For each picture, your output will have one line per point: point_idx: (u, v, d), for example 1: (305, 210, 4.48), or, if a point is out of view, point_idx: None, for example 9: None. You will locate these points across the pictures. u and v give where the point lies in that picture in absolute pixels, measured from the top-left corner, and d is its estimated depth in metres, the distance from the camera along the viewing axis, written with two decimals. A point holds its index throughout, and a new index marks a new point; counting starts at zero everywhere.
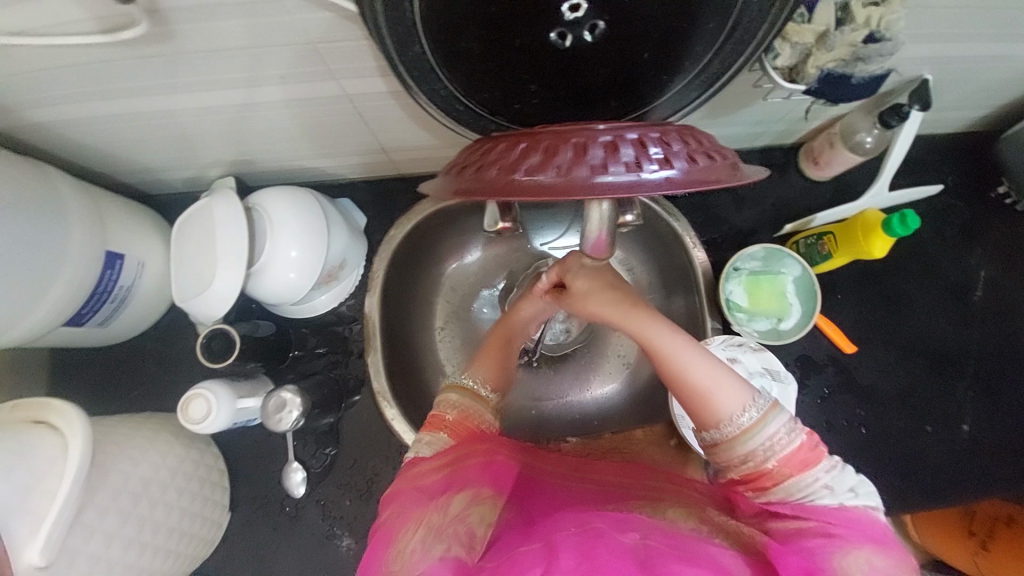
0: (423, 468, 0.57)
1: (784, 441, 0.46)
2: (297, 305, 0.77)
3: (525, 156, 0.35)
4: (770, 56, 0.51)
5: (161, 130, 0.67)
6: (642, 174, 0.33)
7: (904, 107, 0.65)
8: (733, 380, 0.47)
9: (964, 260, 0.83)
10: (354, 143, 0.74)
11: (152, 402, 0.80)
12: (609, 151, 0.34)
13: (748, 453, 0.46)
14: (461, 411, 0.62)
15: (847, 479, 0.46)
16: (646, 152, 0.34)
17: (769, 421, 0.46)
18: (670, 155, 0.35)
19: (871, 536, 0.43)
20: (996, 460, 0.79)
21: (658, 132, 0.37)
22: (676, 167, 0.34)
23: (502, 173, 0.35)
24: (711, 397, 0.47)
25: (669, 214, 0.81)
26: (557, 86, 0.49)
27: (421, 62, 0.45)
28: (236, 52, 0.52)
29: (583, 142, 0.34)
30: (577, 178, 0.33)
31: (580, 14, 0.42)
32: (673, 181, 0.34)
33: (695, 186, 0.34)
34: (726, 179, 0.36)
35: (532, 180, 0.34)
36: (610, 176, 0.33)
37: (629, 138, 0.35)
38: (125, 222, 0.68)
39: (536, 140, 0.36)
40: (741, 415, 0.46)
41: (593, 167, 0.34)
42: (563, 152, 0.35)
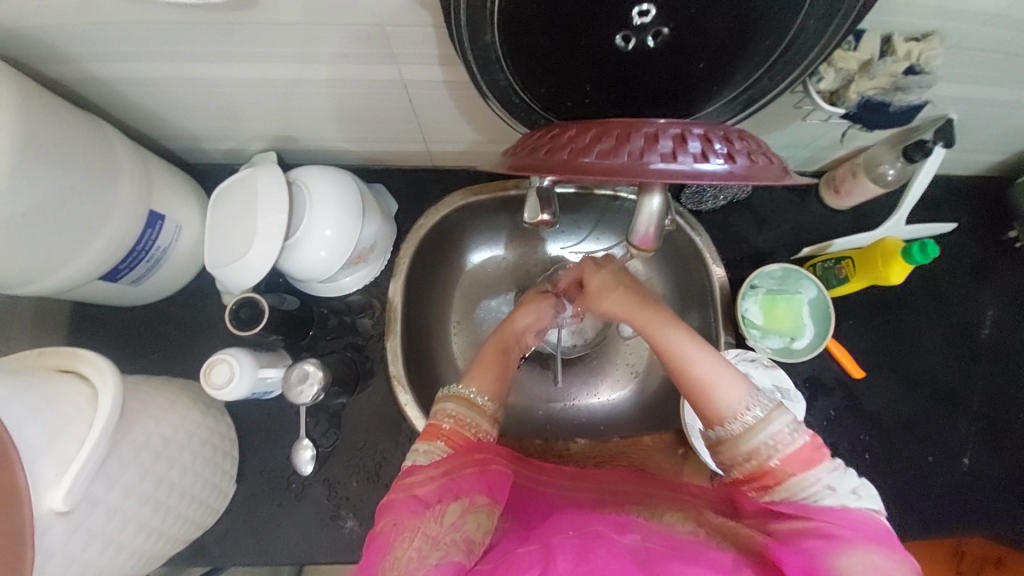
0: (419, 475, 0.59)
1: (788, 441, 0.49)
2: (323, 283, 0.78)
3: (598, 142, 0.40)
4: (815, 80, 0.53)
5: (215, 98, 0.68)
6: (705, 165, 0.38)
7: (929, 143, 0.67)
8: (736, 381, 0.53)
9: (973, 298, 0.86)
10: (397, 130, 0.76)
11: (169, 366, 0.80)
12: (677, 143, 0.39)
13: (752, 450, 0.50)
14: (456, 420, 0.64)
15: (847, 482, 0.48)
16: (711, 147, 0.39)
17: (773, 420, 0.50)
18: (732, 151, 0.39)
19: (871, 536, 0.44)
20: (995, 495, 0.81)
21: (720, 132, 0.41)
22: (736, 163, 0.39)
23: (574, 155, 0.40)
24: (713, 393, 0.53)
25: (691, 227, 0.84)
26: (612, 88, 0.51)
27: (488, 52, 0.48)
28: (308, 27, 0.54)
29: (654, 133, 0.39)
30: (647, 162, 0.38)
31: (648, 20, 0.44)
32: (731, 175, 0.38)
33: (752, 180, 0.38)
34: (782, 177, 0.39)
35: (604, 162, 0.38)
36: (675, 165, 0.37)
37: (695, 133, 0.39)
38: (168, 184, 0.70)
39: (604, 129, 0.41)
40: (743, 412, 0.51)
41: (662, 155, 0.38)
42: (634, 140, 0.39)
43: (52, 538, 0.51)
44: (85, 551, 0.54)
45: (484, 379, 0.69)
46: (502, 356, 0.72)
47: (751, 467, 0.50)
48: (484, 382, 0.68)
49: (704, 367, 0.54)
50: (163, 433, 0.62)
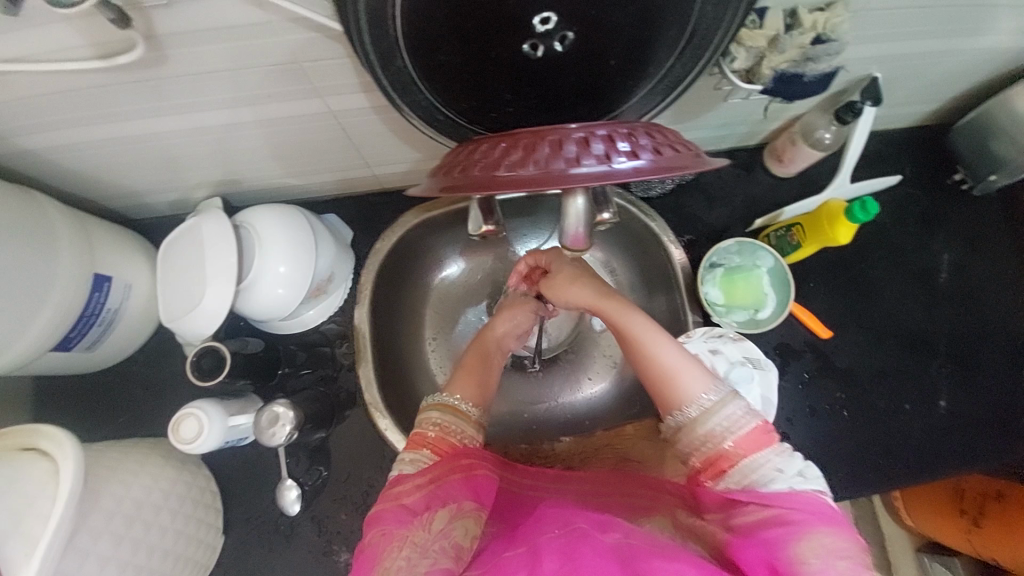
0: (406, 485, 0.58)
1: (740, 424, 0.52)
2: (286, 320, 0.78)
3: (507, 154, 0.41)
4: (728, 60, 0.54)
5: (148, 154, 0.68)
6: (611, 165, 0.39)
7: (857, 104, 0.69)
8: (696, 369, 0.57)
9: (926, 245, 0.88)
10: (338, 159, 0.76)
11: (140, 427, 0.79)
12: (581, 147, 0.40)
13: (708, 434, 0.53)
14: (440, 428, 0.63)
15: (795, 464, 0.50)
16: (615, 146, 0.40)
17: (726, 405, 0.53)
18: (637, 148, 0.40)
19: (823, 518, 0.46)
20: (974, 433, 0.83)
21: (626, 129, 0.42)
22: (641, 159, 0.40)
23: (487, 170, 0.41)
24: (676, 379, 0.56)
25: (645, 214, 0.85)
26: (532, 94, 0.51)
27: (403, 76, 0.48)
28: (225, 74, 0.54)
29: (559, 139, 0.40)
30: (554, 170, 0.39)
31: (551, 26, 0.45)
32: (639, 170, 0.39)
33: (659, 172, 0.39)
34: (694, 165, 0.40)
35: (515, 174, 0.39)
36: (581, 169, 0.38)
37: (599, 135, 0.41)
38: (111, 245, 0.69)
39: (516, 139, 0.42)
40: (700, 398, 0.54)
41: (568, 160, 0.39)
42: (540, 148, 0.40)
43: None
44: None
45: (468, 385, 0.68)
46: (482, 361, 0.71)
47: (707, 452, 0.53)
48: (467, 388, 0.68)
49: (668, 355, 0.58)
50: (135, 497, 0.61)
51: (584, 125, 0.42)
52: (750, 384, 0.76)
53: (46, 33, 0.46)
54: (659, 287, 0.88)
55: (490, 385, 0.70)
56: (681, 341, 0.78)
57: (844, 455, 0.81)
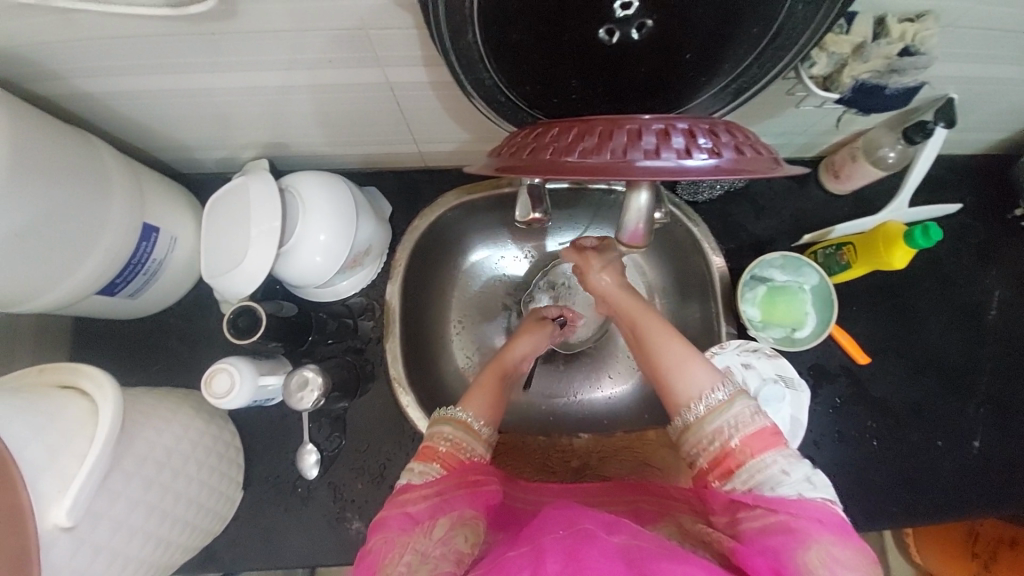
0: (412, 494, 0.60)
1: (746, 422, 0.54)
2: (320, 288, 0.79)
3: (581, 140, 0.40)
4: (806, 65, 0.51)
5: (206, 110, 0.68)
6: (690, 159, 0.38)
7: (930, 124, 0.66)
8: (704, 368, 0.58)
9: (979, 279, 0.84)
10: (387, 132, 0.76)
11: (170, 377, 0.80)
12: (660, 139, 0.39)
13: (715, 431, 0.55)
14: (453, 444, 0.65)
15: (802, 471, 0.52)
16: (695, 141, 0.39)
17: (734, 404, 0.55)
18: (718, 145, 0.39)
19: (829, 525, 0.48)
20: (1006, 478, 0.80)
21: (706, 125, 0.41)
22: (722, 157, 0.39)
23: (558, 155, 0.40)
24: (681, 377, 0.58)
25: (688, 219, 0.83)
26: (598, 82, 0.50)
27: (471, 51, 0.47)
28: (292, 34, 0.54)
29: (636, 129, 0.39)
30: (630, 159, 0.38)
31: (631, 12, 0.44)
32: (717, 168, 0.38)
33: (739, 173, 0.38)
34: (771, 169, 0.39)
35: (586, 160, 0.39)
36: (660, 162, 0.37)
37: (679, 128, 0.40)
38: (161, 196, 0.70)
39: (588, 127, 0.41)
40: (707, 395, 0.56)
41: (645, 151, 0.38)
42: (617, 136, 0.39)
43: (59, 553, 0.51)
44: (91, 567, 0.55)
45: (482, 402, 0.71)
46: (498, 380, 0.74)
47: (715, 450, 0.55)
48: (480, 406, 0.70)
49: (678, 355, 0.60)
50: (166, 445, 0.63)
51: (662, 117, 0.41)
52: (780, 403, 0.76)
53: None
54: (693, 295, 0.87)
55: (501, 403, 0.73)
56: (713, 351, 0.78)
57: (868, 484, 0.80)
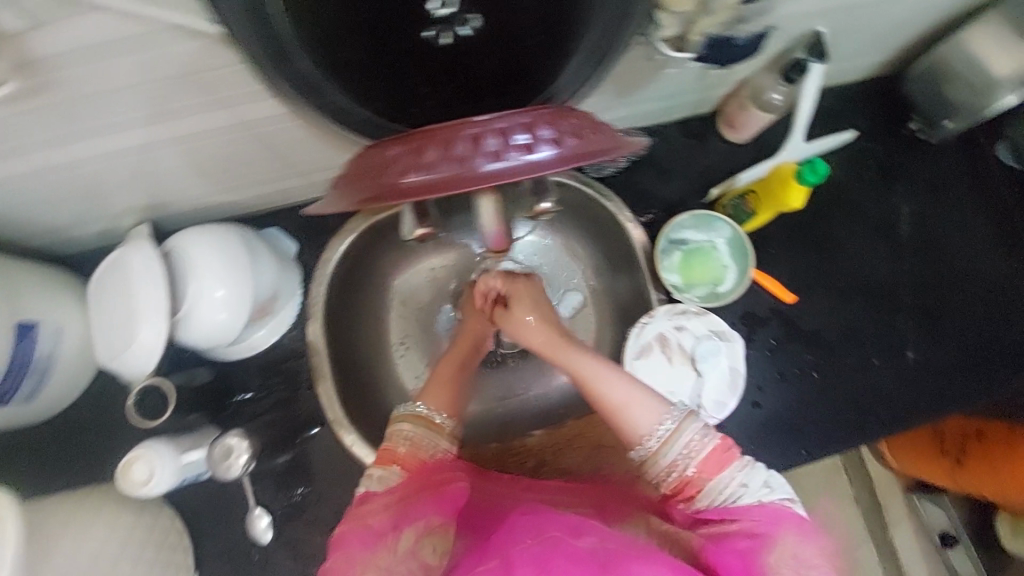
0: (373, 504, 0.58)
1: (698, 448, 0.53)
2: (232, 345, 0.75)
3: (394, 157, 0.37)
4: (654, 28, 0.49)
5: (58, 188, 0.63)
6: (534, 156, 0.35)
7: (804, 61, 0.66)
8: (649, 401, 0.57)
9: (887, 198, 0.86)
10: (267, 171, 0.71)
11: (94, 473, 0.75)
12: (472, 146, 0.35)
13: (670, 464, 0.54)
14: (412, 444, 0.62)
15: (760, 476, 0.53)
16: (537, 134, 0.36)
17: (683, 432, 0.54)
18: (536, 139, 0.36)
19: (791, 524, 0.50)
20: (945, 382, 0.82)
21: (546, 111, 0.37)
22: (540, 153, 0.35)
23: (397, 175, 0.36)
24: (628, 415, 0.56)
25: (602, 195, 0.81)
26: (450, 85, 0.47)
27: (304, 77, 0.44)
28: (116, 94, 0.49)
29: (475, 133, 0.35)
30: (473, 170, 0.35)
31: (451, 10, 0.41)
32: (563, 160, 0.36)
33: (584, 160, 0.36)
34: (613, 149, 0.38)
35: (428, 178, 0.35)
36: (470, 175, 0.34)
37: (518, 121, 0.36)
38: (38, 288, 0.64)
39: (424, 134, 0.37)
40: (657, 429, 0.55)
41: (486, 156, 0.35)
42: (427, 150, 0.36)
43: None
44: None
45: (440, 397, 0.67)
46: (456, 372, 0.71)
47: (674, 480, 0.54)
48: (439, 400, 0.67)
49: (618, 390, 0.58)
50: (88, 551, 0.59)
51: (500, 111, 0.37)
52: (718, 356, 0.78)
53: None
54: (622, 268, 0.86)
55: (461, 395, 0.70)
56: (645, 321, 0.78)
57: (819, 418, 0.81)
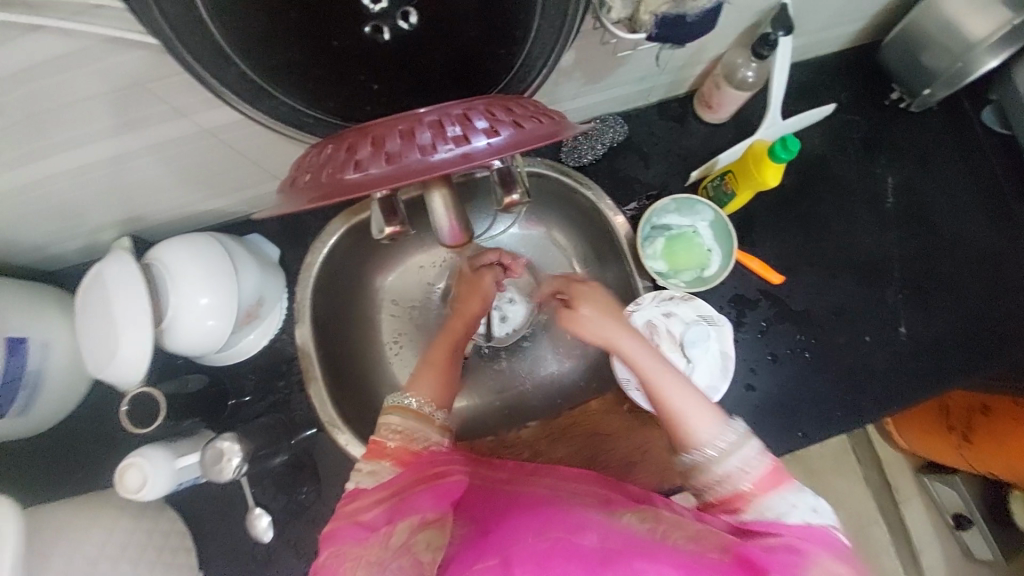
0: (364, 500, 0.59)
1: (756, 465, 0.53)
2: (223, 351, 0.76)
3: (333, 157, 0.38)
4: (604, 11, 0.49)
5: (37, 206, 0.65)
6: (471, 145, 0.35)
7: (771, 35, 0.66)
8: (709, 413, 0.57)
9: (872, 171, 0.85)
10: (243, 178, 0.72)
11: (96, 481, 0.77)
12: (404, 141, 0.35)
13: (724, 476, 0.53)
14: (400, 436, 0.63)
15: (808, 499, 0.52)
16: (473, 124, 0.36)
17: (745, 446, 0.54)
18: (470, 131, 0.36)
19: (836, 551, 0.48)
20: (939, 355, 0.81)
21: (481, 103, 0.38)
22: (473, 144, 0.35)
23: (337, 175, 0.36)
24: (687, 425, 0.57)
25: (581, 185, 0.81)
26: (400, 80, 0.47)
27: (247, 82, 0.44)
28: (70, 103, 0.51)
29: (410, 128, 0.36)
30: (409, 163, 0.35)
31: (385, 4, 0.43)
32: (501, 147, 0.35)
33: (524, 147, 0.36)
34: (555, 134, 0.38)
35: (366, 175, 0.35)
36: (399, 168, 0.35)
37: (453, 114, 0.36)
38: (20, 305, 0.66)
39: (363, 135, 0.37)
40: (716, 440, 0.55)
41: (423, 149, 0.35)
42: (362, 147, 0.36)
43: None
44: None
45: (428, 386, 0.68)
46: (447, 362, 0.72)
47: (725, 492, 0.53)
48: (427, 391, 0.68)
49: (683, 402, 0.58)
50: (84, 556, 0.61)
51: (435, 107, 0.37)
52: (707, 341, 0.76)
53: None
54: (608, 255, 0.86)
55: (451, 387, 0.71)
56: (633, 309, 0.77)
57: (812, 397, 0.80)
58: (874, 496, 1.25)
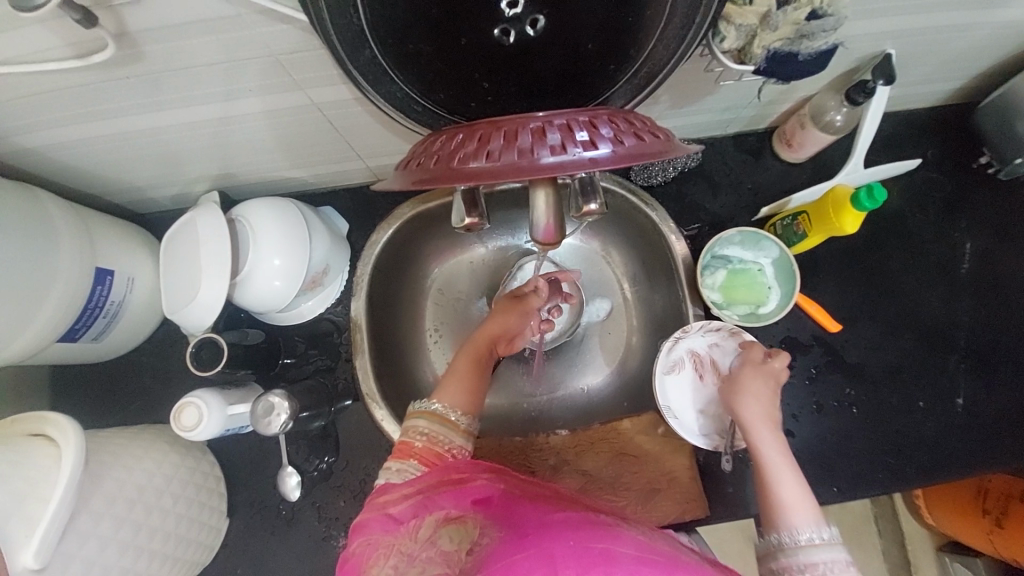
0: (392, 494, 0.59)
1: (844, 572, 0.52)
2: (284, 312, 0.80)
3: (462, 145, 0.39)
4: (717, 40, 0.50)
5: (146, 151, 0.69)
6: (598, 151, 0.37)
7: (869, 83, 0.65)
8: (809, 506, 0.56)
9: (948, 234, 0.82)
10: (331, 152, 0.76)
11: (149, 414, 0.82)
12: (535, 138, 0.37)
13: (811, 563, 0.52)
14: (428, 438, 0.66)
15: None
16: (599, 132, 0.38)
17: (834, 548, 0.53)
18: (597, 136, 0.37)
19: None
20: (994, 433, 0.78)
21: (604, 114, 0.39)
22: (600, 149, 0.37)
23: (466, 161, 0.38)
24: (781, 505, 0.57)
25: (645, 205, 0.81)
26: (509, 81, 0.49)
27: (374, 66, 0.47)
28: (207, 68, 0.54)
29: (542, 126, 0.37)
30: (540, 158, 0.36)
31: (519, 9, 0.45)
32: (625, 155, 0.37)
33: (647, 159, 0.37)
34: (671, 149, 0.39)
35: (497, 163, 0.36)
36: (531, 161, 0.36)
37: (581, 121, 0.38)
38: (113, 240, 0.71)
39: (494, 127, 0.39)
40: (808, 530, 0.54)
41: (552, 148, 0.36)
42: (494, 140, 0.38)
43: None
44: None
45: (455, 392, 0.70)
46: (473, 372, 0.74)
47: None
48: (456, 398, 0.70)
49: (787, 489, 0.57)
50: (138, 481, 0.64)
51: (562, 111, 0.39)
52: None
53: (28, 36, 0.47)
54: (661, 278, 0.86)
55: (478, 394, 0.72)
56: (679, 335, 0.77)
57: (854, 454, 0.78)
58: (889, 570, 1.20)
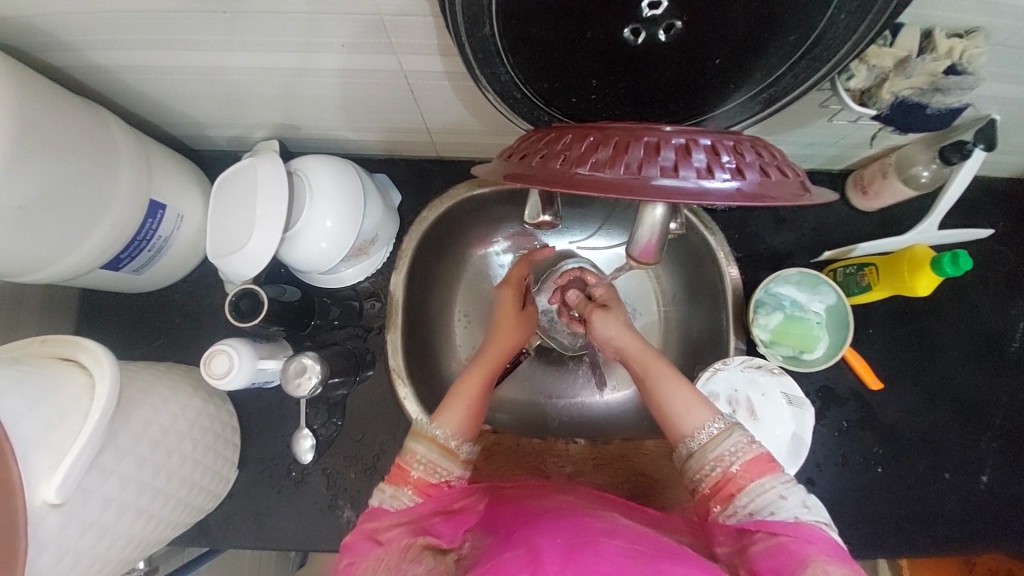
0: (385, 520, 0.56)
1: (745, 449, 0.56)
2: (324, 275, 0.78)
3: (595, 150, 0.37)
4: (844, 77, 0.50)
5: (213, 88, 0.67)
6: (747, 182, 0.35)
7: (968, 145, 0.61)
8: (698, 409, 0.60)
9: (1004, 310, 0.81)
10: (399, 119, 0.74)
11: (174, 352, 0.81)
12: (682, 156, 0.35)
13: (717, 457, 0.56)
14: (425, 467, 0.60)
15: (798, 495, 0.53)
16: (745, 160, 0.36)
17: (731, 434, 0.57)
18: (743, 165, 0.36)
19: (826, 549, 0.48)
20: (1012, 516, 0.77)
21: (746, 141, 0.38)
22: (748, 179, 0.35)
23: (604, 169, 0.35)
24: (675, 415, 0.60)
25: (706, 227, 0.79)
26: (620, 83, 0.47)
27: (487, 44, 0.44)
28: (297, 15, 0.52)
29: (688, 145, 0.36)
30: (691, 180, 0.34)
31: (659, 12, 0.41)
32: (772, 186, 0.35)
33: (797, 199, 0.35)
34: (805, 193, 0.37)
35: (644, 177, 0.34)
36: (682, 183, 0.34)
37: (728, 145, 0.36)
38: (169, 173, 0.69)
39: (634, 135, 0.37)
40: (709, 425, 0.58)
41: (699, 170, 0.35)
42: (635, 150, 0.36)
43: (46, 529, 0.51)
44: (81, 540, 0.54)
45: (459, 418, 0.64)
46: (479, 393, 0.66)
47: (716, 476, 0.56)
48: (456, 423, 0.63)
49: (675, 396, 0.61)
50: (162, 423, 0.63)
51: (705, 131, 0.37)
52: (782, 418, 0.75)
53: None
54: (704, 304, 0.84)
55: (479, 417, 0.66)
56: (717, 367, 0.76)
57: (869, 513, 0.77)
58: None
